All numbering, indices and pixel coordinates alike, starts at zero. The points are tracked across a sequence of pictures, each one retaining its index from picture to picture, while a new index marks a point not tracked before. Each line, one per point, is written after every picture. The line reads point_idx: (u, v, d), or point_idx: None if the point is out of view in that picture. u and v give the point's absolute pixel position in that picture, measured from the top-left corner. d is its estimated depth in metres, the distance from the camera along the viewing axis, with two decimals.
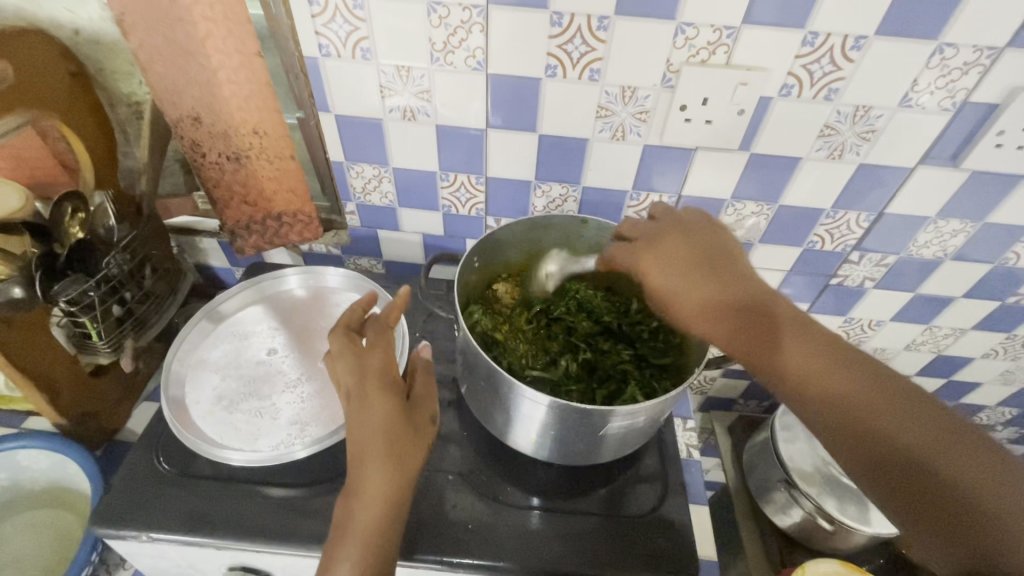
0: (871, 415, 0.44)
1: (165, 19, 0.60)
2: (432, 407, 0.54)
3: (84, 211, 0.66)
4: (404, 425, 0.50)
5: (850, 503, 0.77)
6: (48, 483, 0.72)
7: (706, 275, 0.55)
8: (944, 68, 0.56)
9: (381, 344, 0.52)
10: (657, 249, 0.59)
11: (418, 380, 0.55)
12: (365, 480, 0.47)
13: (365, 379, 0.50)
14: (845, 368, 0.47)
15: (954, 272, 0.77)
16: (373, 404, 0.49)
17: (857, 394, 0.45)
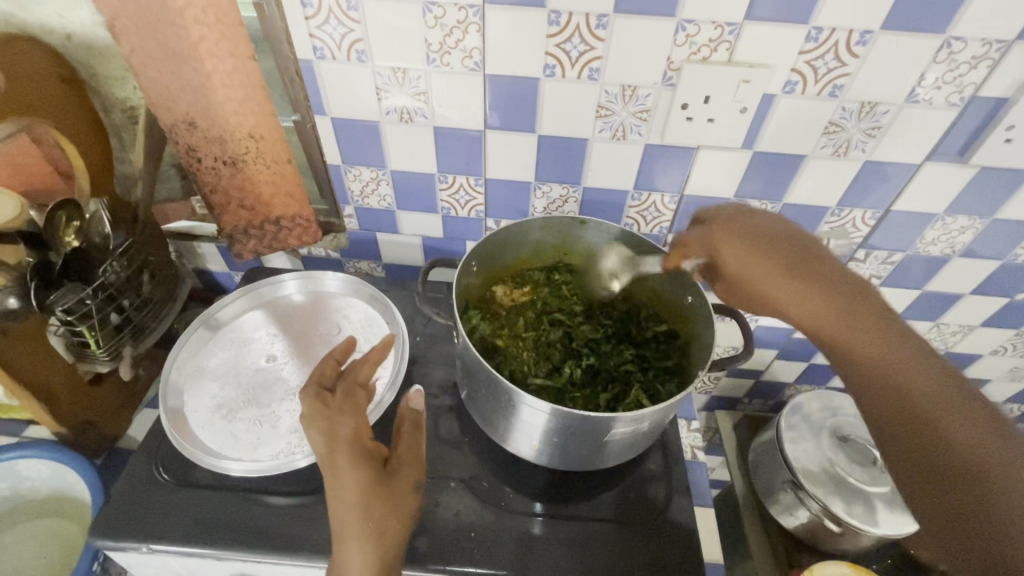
0: (935, 423, 0.42)
1: (156, 24, 0.59)
2: (416, 473, 0.51)
3: (79, 220, 0.65)
4: (383, 498, 0.47)
5: (856, 503, 0.76)
6: (48, 492, 0.72)
7: (803, 263, 0.50)
8: (952, 62, 0.55)
9: (349, 408, 0.51)
10: (733, 223, 0.55)
11: (403, 444, 0.52)
12: (346, 564, 0.44)
13: (334, 447, 0.48)
14: (918, 369, 0.44)
15: (962, 269, 0.75)
16: (342, 478, 0.47)
17: (928, 395, 0.43)
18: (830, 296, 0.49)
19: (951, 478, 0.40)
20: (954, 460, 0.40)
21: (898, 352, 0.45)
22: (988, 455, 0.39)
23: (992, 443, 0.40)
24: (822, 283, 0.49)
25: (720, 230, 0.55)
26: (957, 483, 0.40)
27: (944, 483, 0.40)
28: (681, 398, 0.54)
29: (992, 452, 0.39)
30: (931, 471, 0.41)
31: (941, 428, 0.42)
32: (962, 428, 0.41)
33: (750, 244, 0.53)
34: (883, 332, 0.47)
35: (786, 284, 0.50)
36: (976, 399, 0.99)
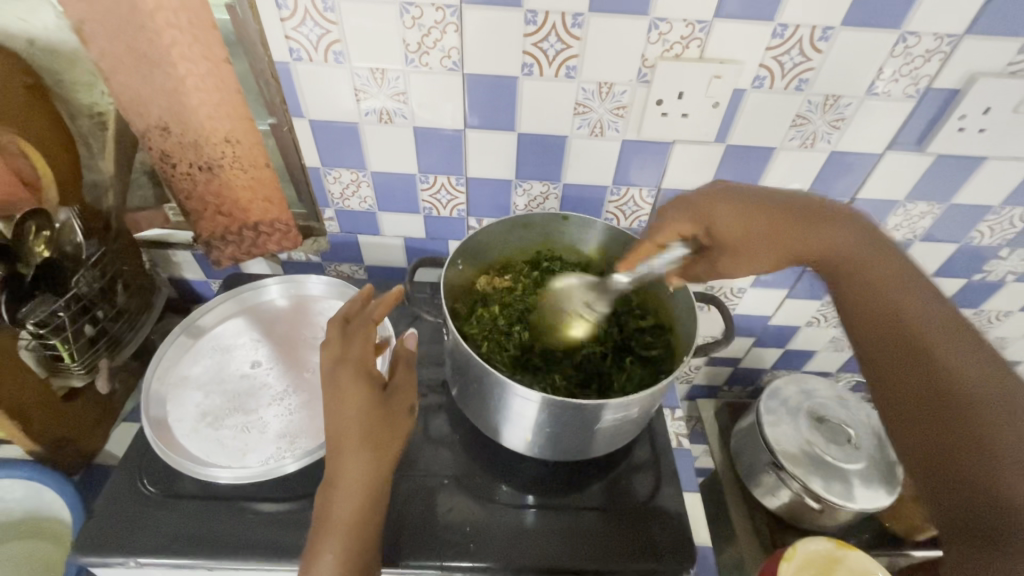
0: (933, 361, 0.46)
1: (126, 27, 0.58)
2: (410, 398, 0.56)
3: (49, 229, 0.63)
4: (381, 417, 0.52)
5: (834, 480, 0.79)
6: (24, 513, 0.69)
7: (764, 211, 0.57)
8: (908, 55, 0.58)
9: (359, 337, 0.55)
10: (725, 191, 0.59)
11: (400, 371, 0.56)
12: (343, 471, 0.50)
13: (338, 369, 0.52)
14: (917, 301, 0.50)
15: (923, 253, 0.79)
16: (346, 394, 0.51)
17: (920, 321, 0.49)
18: (805, 229, 0.56)
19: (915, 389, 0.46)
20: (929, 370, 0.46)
21: (876, 270, 0.53)
22: (970, 365, 0.44)
23: (967, 353, 0.45)
24: (785, 219, 0.57)
25: (709, 202, 0.59)
26: (927, 393, 0.45)
27: (923, 399, 0.45)
28: (667, 383, 0.56)
29: (966, 359, 0.45)
30: (913, 389, 0.46)
31: (924, 342, 0.47)
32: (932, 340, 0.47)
33: (736, 207, 0.58)
34: (857, 252, 0.54)
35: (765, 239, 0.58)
36: None
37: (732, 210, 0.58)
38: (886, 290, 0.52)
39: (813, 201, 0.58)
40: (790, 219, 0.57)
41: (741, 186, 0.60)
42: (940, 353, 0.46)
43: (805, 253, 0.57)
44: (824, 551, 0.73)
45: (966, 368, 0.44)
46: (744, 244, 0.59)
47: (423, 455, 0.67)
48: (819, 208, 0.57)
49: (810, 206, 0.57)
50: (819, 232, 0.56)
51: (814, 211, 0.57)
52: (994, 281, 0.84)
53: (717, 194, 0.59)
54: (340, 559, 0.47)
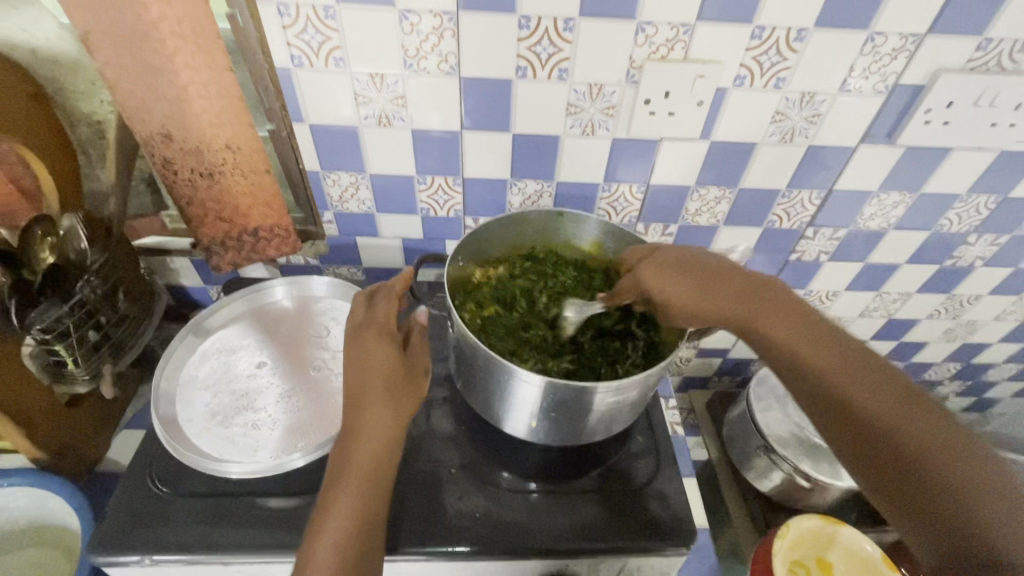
0: (864, 413, 0.45)
1: (130, 36, 0.59)
2: (425, 358, 0.60)
3: (55, 236, 0.64)
4: (402, 370, 0.56)
5: (823, 461, 0.83)
6: (27, 522, 0.69)
7: (693, 269, 0.57)
8: (876, 54, 0.62)
9: (381, 305, 0.60)
10: (656, 261, 0.60)
11: (415, 336, 0.61)
12: (364, 419, 0.52)
13: (363, 329, 0.58)
14: (842, 360, 0.48)
15: (897, 241, 0.84)
16: (370, 346, 0.55)
17: (848, 388, 0.47)
18: (739, 296, 0.54)
19: (870, 452, 0.44)
20: (881, 436, 0.44)
21: (798, 337, 0.51)
22: (908, 431, 0.43)
23: (889, 404, 0.45)
24: (713, 283, 0.56)
25: (646, 270, 0.60)
26: (886, 460, 0.43)
27: (876, 468, 0.44)
28: (663, 365, 0.58)
29: (897, 421, 0.44)
30: (867, 454, 0.44)
31: (846, 399, 0.46)
32: (879, 407, 0.45)
33: (668, 274, 0.58)
34: (787, 315, 0.52)
35: (727, 295, 0.55)
36: (917, 361, 1.09)
37: (673, 276, 0.58)
38: (810, 349, 0.50)
39: (742, 268, 0.57)
40: (724, 277, 0.56)
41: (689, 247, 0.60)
42: (870, 407, 0.45)
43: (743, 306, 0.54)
44: (816, 528, 0.76)
45: (894, 423, 0.44)
46: (690, 309, 0.56)
47: (428, 448, 0.69)
48: (747, 276, 0.56)
49: (732, 265, 0.57)
50: (763, 292, 0.54)
51: (743, 280, 0.55)
52: (963, 266, 0.89)
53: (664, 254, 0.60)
54: (359, 502, 0.49)
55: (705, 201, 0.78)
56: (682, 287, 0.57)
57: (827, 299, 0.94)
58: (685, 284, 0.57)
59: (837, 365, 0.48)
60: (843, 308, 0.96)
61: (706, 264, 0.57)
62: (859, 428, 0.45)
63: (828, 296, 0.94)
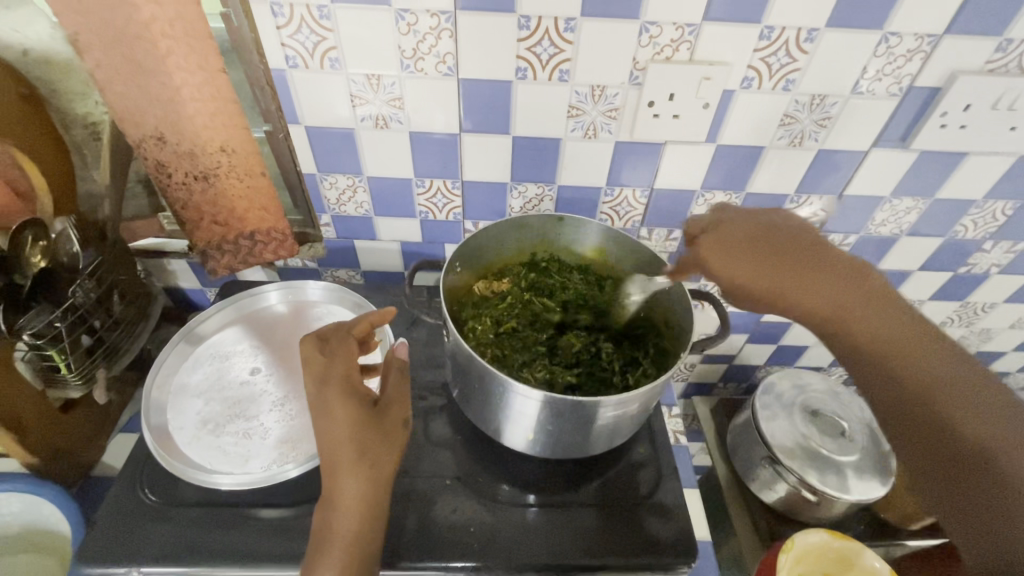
0: (947, 415, 0.46)
1: (121, 37, 0.58)
2: (403, 408, 0.55)
3: (44, 239, 0.62)
4: (371, 430, 0.52)
5: (829, 473, 0.80)
6: (20, 528, 0.68)
7: (795, 252, 0.53)
8: (890, 55, 0.60)
9: (341, 355, 0.56)
10: (720, 235, 0.56)
11: (391, 383, 0.56)
12: (337, 487, 0.50)
13: (323, 388, 0.54)
14: (925, 351, 0.49)
15: (910, 247, 0.81)
16: (333, 411, 0.52)
17: (935, 381, 0.48)
18: (820, 278, 0.51)
19: (938, 447, 0.46)
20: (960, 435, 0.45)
21: (888, 325, 0.50)
22: (988, 431, 0.45)
23: (983, 413, 0.45)
24: (806, 266, 0.52)
25: (708, 247, 0.56)
26: (953, 465, 0.45)
27: (948, 462, 0.45)
28: (664, 381, 0.57)
29: (978, 419, 0.45)
30: (935, 448, 0.46)
31: (933, 401, 0.47)
32: (962, 402, 0.46)
33: (729, 253, 0.54)
34: (871, 302, 0.51)
35: (793, 280, 0.52)
36: None
37: (734, 256, 0.54)
38: (907, 349, 0.49)
39: (814, 239, 0.54)
40: (818, 258, 0.52)
41: (760, 215, 0.57)
42: (961, 420, 0.46)
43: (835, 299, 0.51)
44: (821, 543, 0.74)
45: (985, 430, 0.45)
46: (750, 290, 0.53)
47: (424, 457, 0.68)
48: (822, 252, 0.53)
49: (812, 237, 0.54)
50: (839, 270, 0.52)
51: (817, 256, 0.53)
52: (979, 273, 0.86)
53: (734, 226, 0.56)
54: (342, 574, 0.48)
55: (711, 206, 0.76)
56: (747, 271, 0.53)
57: None
58: (750, 268, 0.53)
59: (907, 345, 0.49)
60: None
61: (790, 241, 0.54)
62: (940, 434, 0.46)
63: None
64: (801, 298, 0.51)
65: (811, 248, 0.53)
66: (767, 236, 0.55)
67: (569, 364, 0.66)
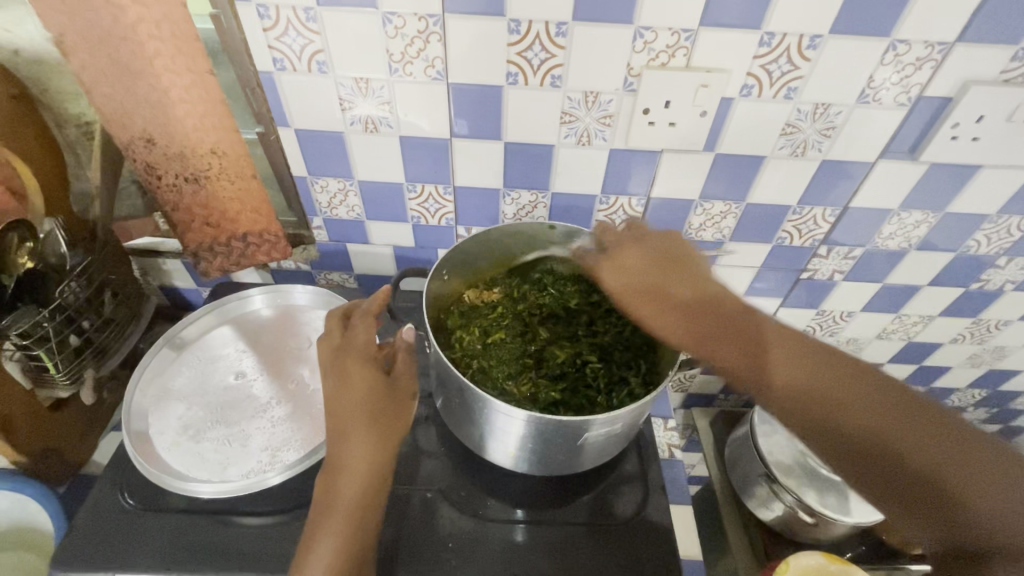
0: (857, 428, 0.52)
1: (108, 38, 0.58)
2: (411, 381, 0.60)
3: (32, 240, 0.62)
4: (383, 398, 0.58)
5: (829, 493, 0.78)
6: (8, 525, 0.69)
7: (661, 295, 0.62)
8: (898, 64, 0.57)
9: (360, 329, 0.60)
10: (633, 285, 0.64)
11: (400, 360, 0.60)
12: (345, 454, 0.55)
13: (343, 356, 0.59)
14: (823, 373, 0.55)
15: (919, 262, 0.78)
16: (349, 378, 0.57)
17: (831, 401, 0.53)
18: (724, 332, 0.59)
19: (851, 447, 0.52)
20: (864, 431, 0.52)
21: (793, 362, 0.56)
22: (891, 425, 0.51)
23: (883, 416, 0.52)
24: (700, 312, 0.60)
25: (627, 299, 0.64)
26: (881, 466, 0.51)
27: (864, 457, 0.52)
28: (650, 399, 0.55)
29: (883, 419, 0.51)
30: (854, 448, 0.52)
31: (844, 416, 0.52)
32: (861, 409, 0.52)
33: (659, 306, 0.61)
34: (780, 344, 0.57)
35: (679, 314, 0.60)
36: (937, 386, 1.03)
37: (654, 304, 0.62)
38: (811, 379, 0.54)
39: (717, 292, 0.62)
40: (707, 295, 0.61)
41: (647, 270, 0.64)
42: (865, 421, 0.52)
43: (736, 341, 0.58)
44: (817, 566, 0.71)
45: (890, 430, 0.51)
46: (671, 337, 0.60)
47: (408, 467, 0.67)
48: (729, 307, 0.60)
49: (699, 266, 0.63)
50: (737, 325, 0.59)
51: (716, 317, 0.60)
52: (992, 290, 0.83)
53: (645, 286, 0.63)
54: (343, 535, 0.51)
55: (710, 215, 0.74)
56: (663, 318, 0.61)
57: (841, 320, 0.89)
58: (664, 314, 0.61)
59: (812, 386, 0.54)
60: (859, 329, 0.91)
61: (679, 274, 0.63)
62: (857, 443, 0.52)
63: (843, 317, 0.89)
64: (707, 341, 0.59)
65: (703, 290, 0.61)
66: (666, 266, 0.64)
67: (555, 377, 0.65)
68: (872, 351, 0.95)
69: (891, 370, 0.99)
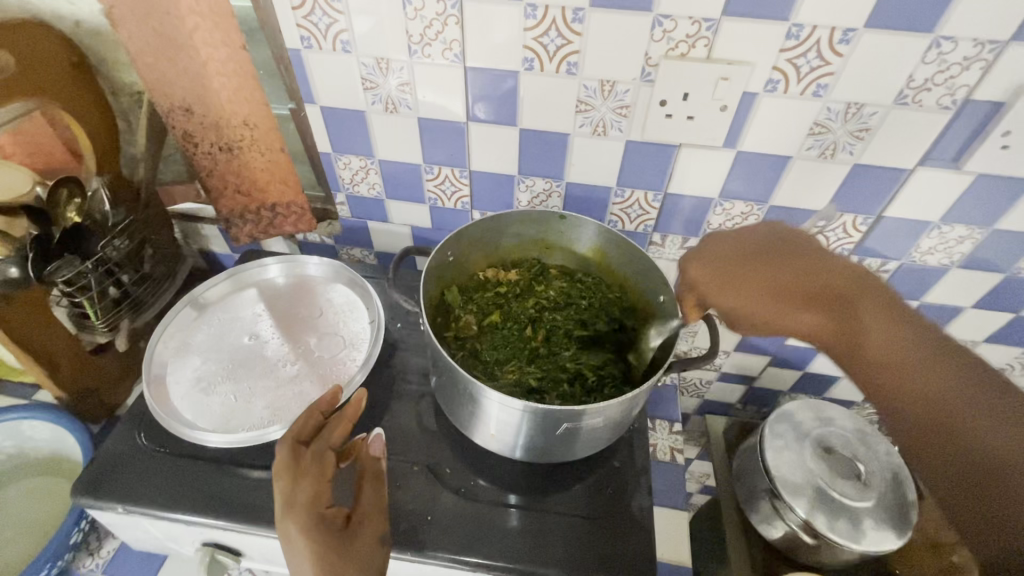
0: (965, 424, 0.43)
1: (154, 12, 0.62)
2: (377, 522, 0.53)
3: (79, 196, 0.68)
4: (343, 554, 0.48)
5: (841, 518, 0.74)
6: (49, 453, 0.76)
7: (767, 272, 0.54)
8: (942, 63, 0.52)
9: (310, 475, 0.50)
10: (703, 256, 0.57)
11: (366, 492, 0.54)
12: None
13: (286, 516, 0.48)
14: (935, 367, 0.46)
15: (962, 281, 0.73)
16: (295, 540, 0.48)
17: (928, 387, 0.46)
18: (817, 310, 0.52)
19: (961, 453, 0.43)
20: (972, 443, 0.42)
21: (894, 336, 0.49)
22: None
23: (1000, 423, 0.42)
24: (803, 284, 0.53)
25: (695, 268, 0.57)
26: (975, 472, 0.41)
27: (965, 470, 0.42)
28: (638, 391, 0.55)
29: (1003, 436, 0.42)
30: (951, 457, 0.43)
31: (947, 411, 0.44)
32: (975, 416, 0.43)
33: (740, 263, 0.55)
34: (885, 328, 0.49)
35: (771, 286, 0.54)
36: None
37: (721, 268, 0.56)
38: (922, 373, 0.46)
39: (825, 257, 0.54)
40: (814, 268, 0.54)
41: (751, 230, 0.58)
42: (980, 429, 0.43)
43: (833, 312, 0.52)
44: None
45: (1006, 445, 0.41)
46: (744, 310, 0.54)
47: (403, 440, 0.69)
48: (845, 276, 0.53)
49: (812, 246, 0.55)
50: (840, 299, 0.52)
51: (808, 272, 0.53)
52: None
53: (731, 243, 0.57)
54: None
55: (730, 215, 0.71)
56: (755, 287, 0.54)
57: None
58: (766, 283, 0.54)
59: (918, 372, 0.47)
60: None
61: (778, 246, 0.56)
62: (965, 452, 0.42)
63: None
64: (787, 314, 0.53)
65: (820, 284, 0.53)
66: (763, 248, 0.56)
67: (534, 364, 0.66)
68: None
69: None
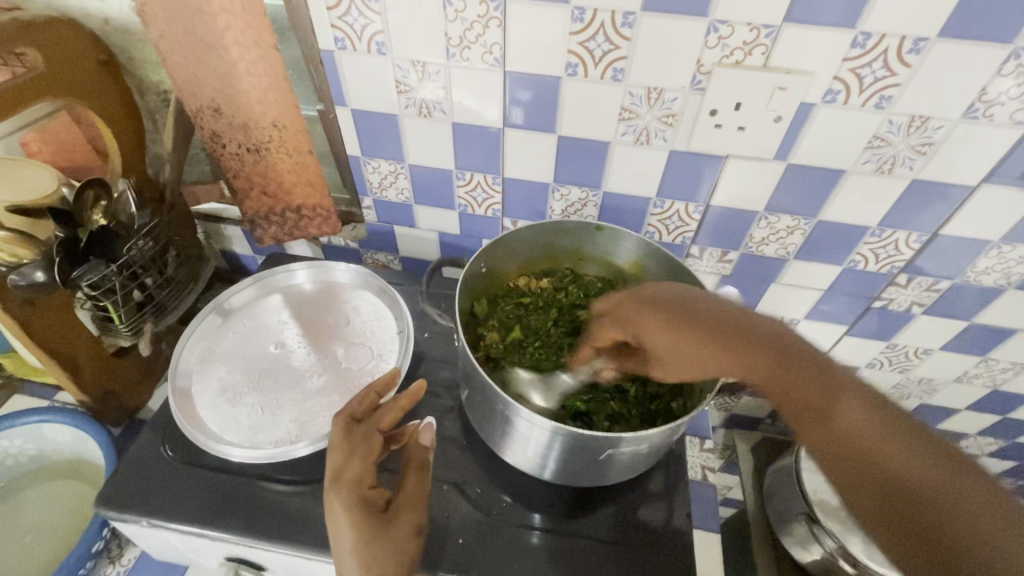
0: (885, 457, 0.42)
1: (185, 10, 0.60)
2: (416, 512, 0.50)
3: (106, 198, 0.66)
4: (377, 538, 0.46)
5: (880, 545, 0.71)
6: (70, 455, 0.75)
7: (675, 309, 0.54)
8: (1019, 75, 0.49)
9: (358, 451, 0.50)
10: (639, 296, 0.57)
11: (410, 480, 0.52)
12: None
13: (331, 489, 0.48)
14: (844, 401, 0.45)
15: (1018, 303, 0.69)
16: (337, 514, 0.47)
17: (844, 419, 0.45)
18: (725, 350, 0.51)
19: (877, 487, 0.41)
20: (872, 463, 0.42)
21: (793, 376, 0.48)
22: (920, 471, 0.40)
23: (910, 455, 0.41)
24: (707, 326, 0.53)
25: (624, 308, 0.57)
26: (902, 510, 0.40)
27: (881, 504, 0.41)
28: (685, 421, 0.52)
29: (873, 437, 0.43)
30: (872, 495, 0.41)
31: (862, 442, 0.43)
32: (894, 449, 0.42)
33: (649, 316, 0.55)
34: (779, 358, 0.49)
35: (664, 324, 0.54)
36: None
37: (649, 314, 0.56)
38: (830, 408, 0.46)
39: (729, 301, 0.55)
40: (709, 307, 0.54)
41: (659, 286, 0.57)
42: (900, 464, 0.41)
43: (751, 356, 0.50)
44: None
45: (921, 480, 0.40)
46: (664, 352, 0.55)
47: (430, 455, 0.67)
48: (739, 317, 0.53)
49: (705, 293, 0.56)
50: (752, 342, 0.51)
51: (714, 312, 0.53)
52: None
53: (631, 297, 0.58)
54: None
55: (774, 229, 0.68)
56: (662, 330, 0.54)
57: (916, 356, 0.80)
58: (667, 325, 0.54)
59: (824, 403, 0.46)
60: (935, 370, 0.82)
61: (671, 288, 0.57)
62: (877, 485, 0.41)
63: (918, 354, 0.80)
64: (694, 360, 0.53)
65: (726, 323, 0.52)
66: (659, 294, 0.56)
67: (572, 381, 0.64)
68: (949, 395, 0.85)
69: (970, 418, 0.89)
